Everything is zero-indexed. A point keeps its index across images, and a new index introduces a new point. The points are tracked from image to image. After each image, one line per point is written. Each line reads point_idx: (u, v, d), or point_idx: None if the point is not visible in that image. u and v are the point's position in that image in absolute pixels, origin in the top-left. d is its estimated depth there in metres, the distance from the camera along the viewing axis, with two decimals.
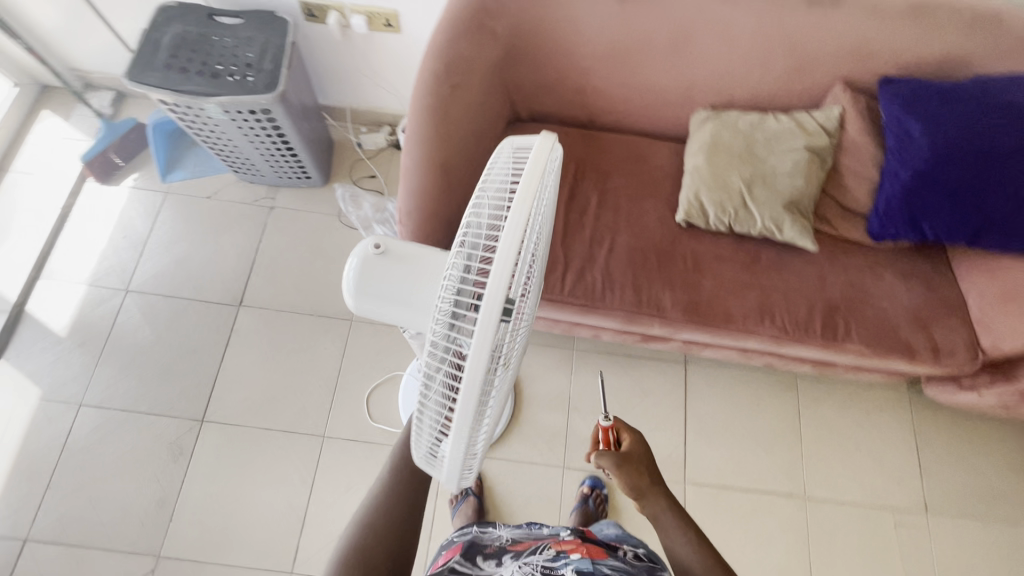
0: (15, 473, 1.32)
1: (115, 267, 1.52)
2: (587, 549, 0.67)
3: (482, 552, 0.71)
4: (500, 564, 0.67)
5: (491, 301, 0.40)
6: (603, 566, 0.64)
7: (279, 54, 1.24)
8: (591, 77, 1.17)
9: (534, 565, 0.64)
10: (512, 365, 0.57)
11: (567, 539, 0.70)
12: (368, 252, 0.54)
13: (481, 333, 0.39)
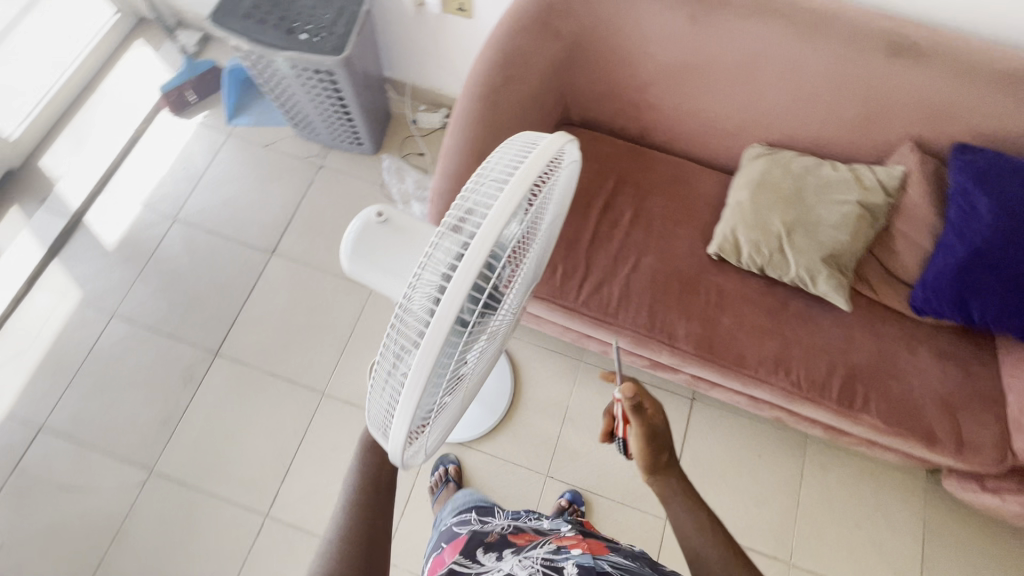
0: (44, 364, 1.42)
1: (170, 196, 1.61)
2: (588, 544, 0.66)
3: (485, 545, 0.74)
4: (501, 556, 0.69)
5: (464, 274, 0.42)
6: (603, 561, 0.62)
7: (352, 21, 1.28)
8: (648, 93, 1.15)
9: (533, 558, 0.64)
10: (485, 353, 0.58)
11: (568, 536, 0.70)
12: (370, 218, 0.56)
13: (448, 301, 0.42)
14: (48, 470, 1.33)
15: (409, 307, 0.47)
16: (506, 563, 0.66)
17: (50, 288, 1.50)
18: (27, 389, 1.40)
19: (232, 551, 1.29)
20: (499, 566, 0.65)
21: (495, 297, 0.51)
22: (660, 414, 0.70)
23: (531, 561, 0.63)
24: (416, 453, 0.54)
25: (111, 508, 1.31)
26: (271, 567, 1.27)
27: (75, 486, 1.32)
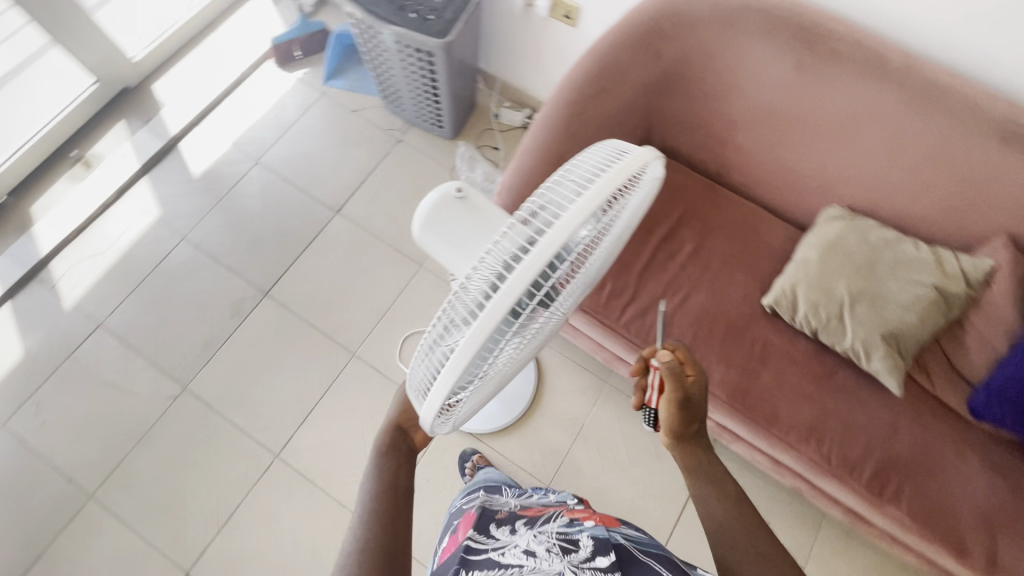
0: (115, 268, 1.54)
1: (257, 139, 1.71)
2: (599, 518, 0.72)
3: (498, 522, 0.79)
4: (516, 531, 0.73)
5: (531, 263, 0.43)
6: (615, 533, 0.67)
7: (461, 9, 1.32)
8: (736, 132, 1.14)
9: (548, 533, 0.69)
10: (527, 347, 0.59)
11: (579, 510, 0.77)
12: (449, 192, 0.60)
13: (506, 289, 0.43)
14: (97, 364, 1.44)
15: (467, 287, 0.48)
16: (522, 538, 0.70)
17: (135, 200, 1.62)
18: (96, 286, 1.51)
19: (240, 480, 1.35)
20: (516, 540, 0.70)
21: (550, 295, 0.52)
22: (699, 385, 0.67)
23: (545, 536, 0.68)
24: (444, 425, 0.56)
25: (143, 413, 1.40)
26: (271, 504, 1.33)
27: (117, 385, 1.42)
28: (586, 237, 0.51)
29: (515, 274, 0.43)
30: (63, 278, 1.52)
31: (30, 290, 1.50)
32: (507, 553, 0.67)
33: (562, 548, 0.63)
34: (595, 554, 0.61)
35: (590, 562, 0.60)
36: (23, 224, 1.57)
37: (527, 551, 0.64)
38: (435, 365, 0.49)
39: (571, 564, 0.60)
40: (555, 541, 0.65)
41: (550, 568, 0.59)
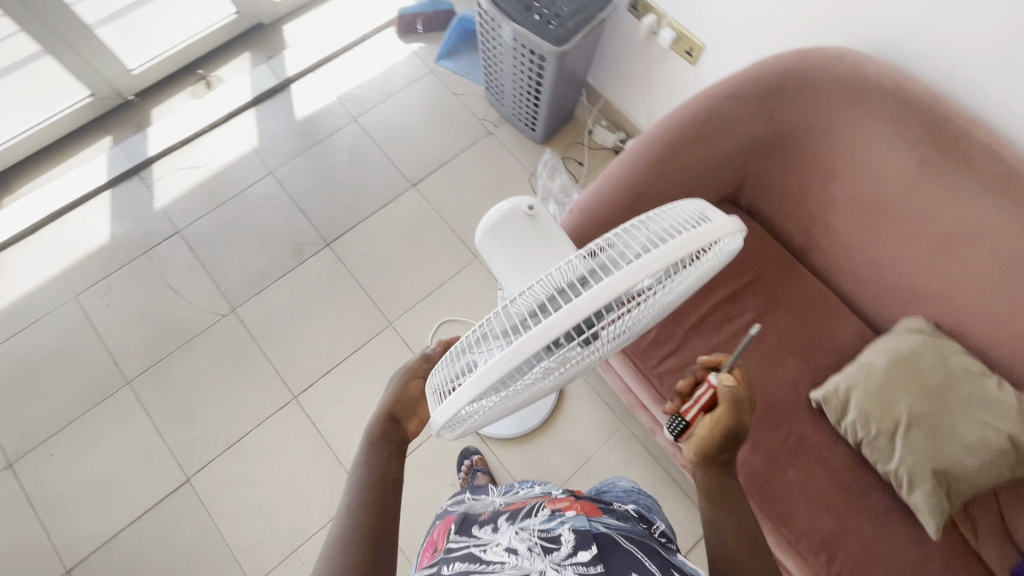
0: (206, 184, 1.65)
1: (360, 99, 1.78)
2: (581, 506, 0.68)
3: (478, 522, 0.72)
4: (498, 527, 0.68)
5: (581, 305, 0.43)
6: (596, 521, 0.64)
7: (585, 22, 1.32)
8: (832, 213, 1.07)
9: (530, 530, 0.64)
10: (555, 379, 0.59)
11: (559, 499, 0.72)
12: (517, 204, 0.63)
13: (548, 323, 0.43)
14: (166, 266, 1.55)
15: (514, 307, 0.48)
16: (504, 535, 0.65)
17: (239, 127, 1.73)
18: (184, 196, 1.63)
19: (257, 409, 1.42)
20: (497, 538, 0.64)
21: (592, 338, 0.51)
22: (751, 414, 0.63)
23: (527, 533, 0.63)
24: (451, 431, 0.56)
25: (192, 322, 1.50)
26: (277, 440, 1.39)
27: (177, 290, 1.53)
28: (645, 293, 0.50)
29: (563, 310, 0.43)
30: (160, 181, 1.65)
31: (129, 184, 1.64)
32: (488, 551, 0.62)
33: (544, 547, 0.59)
34: (578, 549, 0.58)
35: (573, 558, 0.56)
36: (140, 124, 1.72)
37: (508, 549, 0.60)
38: (461, 372, 0.50)
39: (554, 562, 0.56)
40: (537, 540, 0.61)
41: (531, 569, 0.56)
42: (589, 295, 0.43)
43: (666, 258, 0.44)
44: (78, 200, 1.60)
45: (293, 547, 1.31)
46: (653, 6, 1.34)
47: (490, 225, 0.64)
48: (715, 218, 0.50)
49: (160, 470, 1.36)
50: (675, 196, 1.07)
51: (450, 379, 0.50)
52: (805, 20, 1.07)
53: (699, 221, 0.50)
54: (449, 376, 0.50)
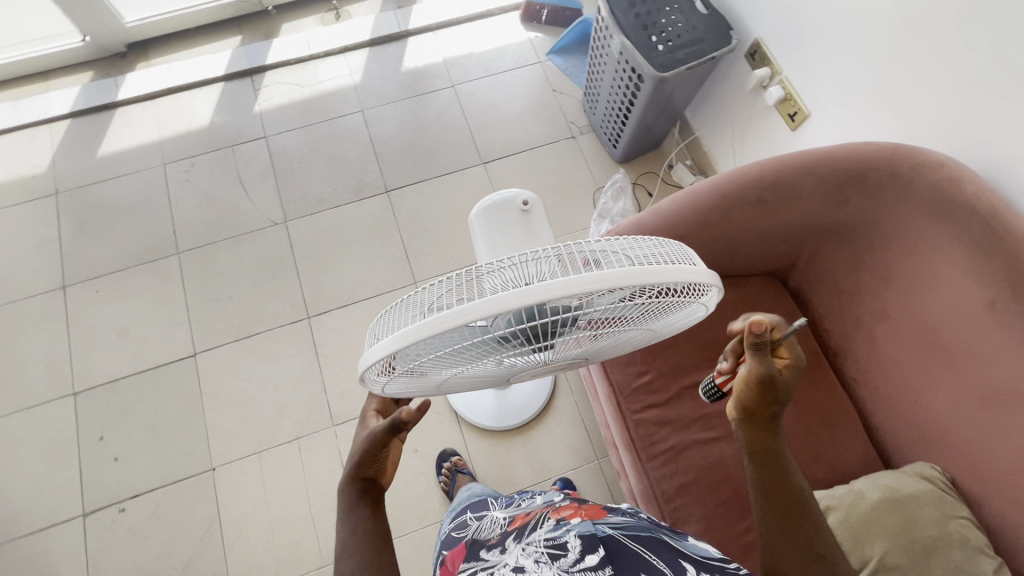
0: (302, 103, 1.77)
1: (465, 68, 1.84)
2: (585, 512, 0.70)
3: (488, 548, 0.73)
4: (505, 548, 0.69)
5: (535, 291, 0.43)
6: (602, 524, 0.66)
7: (695, 55, 1.29)
8: (880, 323, 0.99)
9: (536, 542, 0.66)
10: (494, 366, 0.59)
11: (564, 507, 0.74)
12: (510, 200, 0.85)
13: (499, 298, 0.43)
14: (244, 164, 1.68)
15: (475, 277, 0.48)
16: (511, 554, 0.66)
17: (349, 61, 1.83)
18: (281, 108, 1.76)
19: (272, 315, 1.52)
20: (506, 558, 0.66)
21: (544, 333, 0.51)
22: (788, 369, 0.59)
23: (534, 546, 0.65)
24: (379, 379, 0.55)
25: (248, 220, 1.62)
26: (279, 350, 1.48)
27: (246, 187, 1.66)
28: (602, 304, 0.50)
29: (523, 288, 0.43)
30: (267, 88, 1.78)
31: (241, 82, 1.79)
32: (496, 574, 0.63)
33: (551, 556, 0.62)
34: (584, 553, 0.60)
35: (580, 564, 0.59)
36: (269, 33, 1.86)
37: (516, 568, 0.62)
38: (406, 321, 0.49)
39: (561, 570, 0.59)
40: (543, 550, 0.63)
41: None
42: (548, 286, 0.43)
43: (632, 279, 0.45)
44: (195, 83, 1.77)
45: (258, 449, 1.39)
46: (771, 60, 1.27)
47: (484, 207, 0.85)
48: (692, 262, 0.51)
49: (176, 338, 1.49)
50: (717, 252, 1.03)
51: (392, 325, 0.50)
52: (923, 118, 0.99)
53: (676, 258, 0.51)
54: (392, 320, 0.50)
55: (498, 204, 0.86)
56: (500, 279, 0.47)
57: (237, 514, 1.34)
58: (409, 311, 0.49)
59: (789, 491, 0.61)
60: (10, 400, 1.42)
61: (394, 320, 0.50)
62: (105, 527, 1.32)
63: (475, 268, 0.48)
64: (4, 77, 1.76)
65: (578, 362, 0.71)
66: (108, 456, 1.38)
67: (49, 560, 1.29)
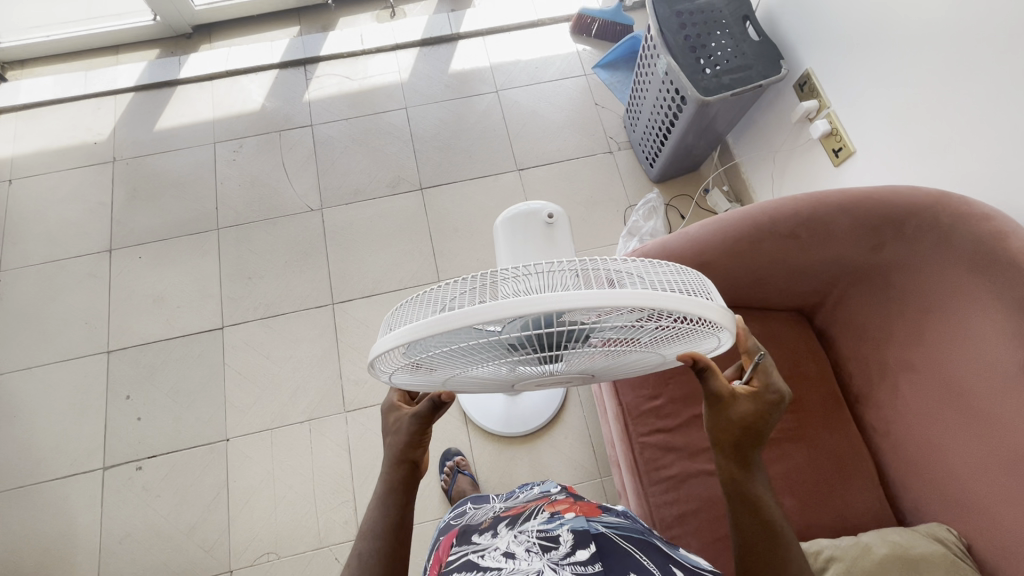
0: (350, 95, 1.82)
1: (510, 75, 1.86)
2: (580, 509, 0.71)
3: (479, 531, 0.74)
4: (496, 533, 0.71)
5: (548, 303, 0.43)
6: (596, 522, 0.67)
7: (742, 82, 1.28)
8: (905, 373, 0.96)
9: (529, 533, 0.68)
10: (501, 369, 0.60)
11: (560, 501, 0.76)
12: (532, 213, 0.86)
13: (513, 304, 0.43)
14: (289, 149, 1.74)
15: (493, 279, 0.48)
16: (502, 540, 0.68)
17: (399, 59, 1.88)
18: (330, 98, 1.81)
19: (299, 298, 1.57)
20: (496, 542, 0.68)
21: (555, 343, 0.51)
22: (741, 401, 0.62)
23: (526, 535, 0.67)
24: (388, 367, 0.56)
25: (286, 203, 1.68)
26: (301, 332, 1.53)
27: (288, 172, 1.72)
28: (615, 322, 0.50)
29: (541, 297, 0.44)
30: (318, 78, 1.84)
31: (294, 71, 1.85)
32: (485, 556, 0.65)
33: (542, 547, 0.63)
34: (576, 548, 0.61)
35: (571, 558, 0.59)
36: (326, 27, 1.93)
37: (506, 553, 0.64)
38: (421, 314, 0.50)
39: (552, 561, 0.59)
40: (535, 540, 0.65)
41: (530, 568, 0.59)
42: (562, 299, 0.44)
43: (646, 302, 0.45)
44: (251, 68, 1.84)
45: (271, 425, 1.44)
46: (820, 92, 1.25)
47: (510, 216, 0.86)
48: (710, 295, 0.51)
49: (207, 309, 1.56)
50: (742, 281, 1.02)
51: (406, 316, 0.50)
52: (975, 167, 0.95)
53: (695, 289, 0.51)
54: (407, 310, 0.51)
55: (522, 215, 0.87)
56: (518, 284, 0.47)
57: (245, 486, 1.38)
58: (424, 305, 0.50)
59: (760, 520, 0.64)
60: (51, 351, 1.50)
61: (409, 312, 0.51)
62: (121, 482, 1.39)
63: (495, 271, 0.48)
64: (79, 48, 1.87)
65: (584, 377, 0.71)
66: (131, 415, 1.45)
67: (68, 507, 1.36)
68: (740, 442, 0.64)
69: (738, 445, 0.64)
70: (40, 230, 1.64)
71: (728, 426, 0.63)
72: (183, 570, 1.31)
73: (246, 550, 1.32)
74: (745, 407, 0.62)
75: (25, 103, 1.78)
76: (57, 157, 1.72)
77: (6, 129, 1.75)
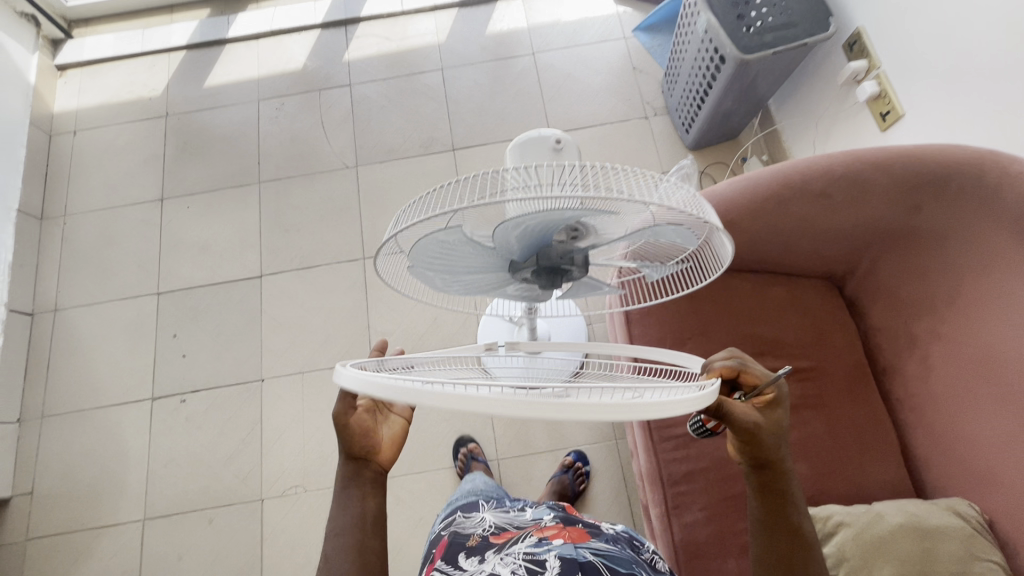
0: (388, 56, 1.84)
1: (548, 37, 1.84)
2: (568, 535, 0.78)
3: (467, 552, 0.78)
4: (484, 557, 0.75)
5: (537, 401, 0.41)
6: (583, 549, 0.74)
7: (784, 40, 1.22)
8: (939, 344, 0.92)
9: (515, 554, 0.74)
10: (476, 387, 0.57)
11: (547, 527, 0.82)
12: (547, 134, 0.81)
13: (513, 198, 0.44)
14: (327, 108, 1.79)
15: (495, 176, 0.48)
16: (488, 563, 0.74)
17: (437, 20, 1.88)
18: (369, 59, 1.84)
19: (333, 251, 1.63)
20: (483, 567, 0.73)
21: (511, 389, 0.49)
22: (768, 424, 0.67)
23: (512, 557, 0.73)
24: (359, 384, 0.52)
25: (323, 160, 1.73)
26: (334, 284, 1.60)
27: (326, 131, 1.77)
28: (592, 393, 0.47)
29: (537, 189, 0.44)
30: (357, 38, 1.87)
31: (336, 31, 1.89)
32: None
33: (528, 570, 0.70)
34: None
35: None
36: None
37: None
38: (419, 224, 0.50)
39: None
40: (521, 563, 0.71)
41: None
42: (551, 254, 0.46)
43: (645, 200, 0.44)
44: (295, 28, 1.89)
45: (302, 369, 1.52)
46: (870, 52, 1.18)
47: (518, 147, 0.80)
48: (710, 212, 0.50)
49: (248, 258, 1.64)
50: (769, 244, 1.00)
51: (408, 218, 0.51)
52: None
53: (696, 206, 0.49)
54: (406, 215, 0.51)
55: (532, 145, 0.81)
56: (519, 185, 0.47)
57: (276, 424, 1.47)
58: (427, 203, 0.50)
59: (790, 524, 0.69)
60: (108, 289, 1.63)
61: (411, 215, 0.51)
62: (168, 413, 1.50)
63: (501, 173, 0.48)
64: (139, 9, 1.97)
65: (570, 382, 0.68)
66: (177, 353, 1.56)
67: (121, 431, 1.49)
68: (776, 454, 0.68)
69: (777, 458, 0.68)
70: (100, 179, 1.75)
71: (768, 442, 0.67)
72: (220, 495, 1.42)
73: (276, 481, 1.42)
74: (769, 426, 0.67)
75: (88, 59, 1.89)
76: (117, 110, 1.83)
77: (72, 84, 1.87)
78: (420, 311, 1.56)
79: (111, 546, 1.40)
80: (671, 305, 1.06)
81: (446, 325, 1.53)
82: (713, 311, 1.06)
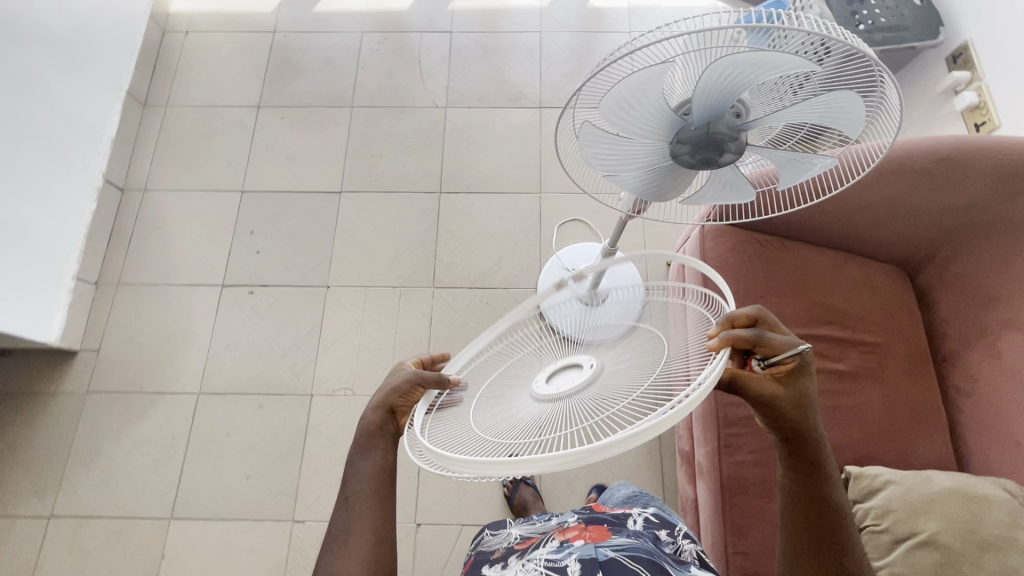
0: (490, 11, 1.92)
1: (645, 20, 1.90)
2: (590, 535, 0.81)
3: (491, 562, 0.84)
4: (507, 564, 0.80)
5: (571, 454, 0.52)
6: (604, 548, 0.76)
7: (892, 40, 1.29)
8: (1010, 332, 0.97)
9: (536, 561, 0.77)
10: (520, 424, 0.68)
11: (568, 529, 0.85)
12: None
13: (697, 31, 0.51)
14: (426, 50, 1.87)
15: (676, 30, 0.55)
16: (510, 570, 0.77)
17: None
18: (472, 11, 1.93)
19: (411, 181, 1.70)
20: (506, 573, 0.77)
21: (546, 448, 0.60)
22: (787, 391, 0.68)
23: (534, 564, 0.76)
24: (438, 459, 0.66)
25: (415, 96, 1.81)
26: (408, 211, 1.67)
27: (421, 70, 1.84)
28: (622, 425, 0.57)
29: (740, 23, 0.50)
30: None
31: None
32: None
33: None
34: None
35: None
36: None
37: None
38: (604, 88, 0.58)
39: None
40: (543, 569, 0.74)
41: None
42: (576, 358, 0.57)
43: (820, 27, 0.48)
44: None
45: (366, 283, 1.59)
46: (974, 63, 1.23)
47: None
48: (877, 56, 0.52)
49: (330, 173, 1.72)
50: (859, 214, 1.05)
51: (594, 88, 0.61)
52: None
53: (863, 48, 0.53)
54: (600, 63, 0.57)
55: None
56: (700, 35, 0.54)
57: (335, 329, 1.54)
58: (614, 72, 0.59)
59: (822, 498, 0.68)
60: (196, 179, 1.71)
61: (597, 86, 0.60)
62: (234, 301, 1.58)
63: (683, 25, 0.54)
64: None
65: (589, 362, 0.72)
66: (251, 248, 1.63)
67: (188, 310, 1.57)
68: (801, 424, 0.68)
69: (802, 427, 0.68)
70: (203, 78, 1.84)
71: (789, 411, 0.68)
72: (272, 384, 1.49)
73: (326, 380, 1.49)
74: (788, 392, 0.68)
75: None
76: (228, 19, 1.93)
77: None
78: (486, 250, 1.62)
79: (164, 412, 1.47)
80: (747, 258, 1.09)
81: (509, 268, 1.60)
82: (787, 264, 1.09)
